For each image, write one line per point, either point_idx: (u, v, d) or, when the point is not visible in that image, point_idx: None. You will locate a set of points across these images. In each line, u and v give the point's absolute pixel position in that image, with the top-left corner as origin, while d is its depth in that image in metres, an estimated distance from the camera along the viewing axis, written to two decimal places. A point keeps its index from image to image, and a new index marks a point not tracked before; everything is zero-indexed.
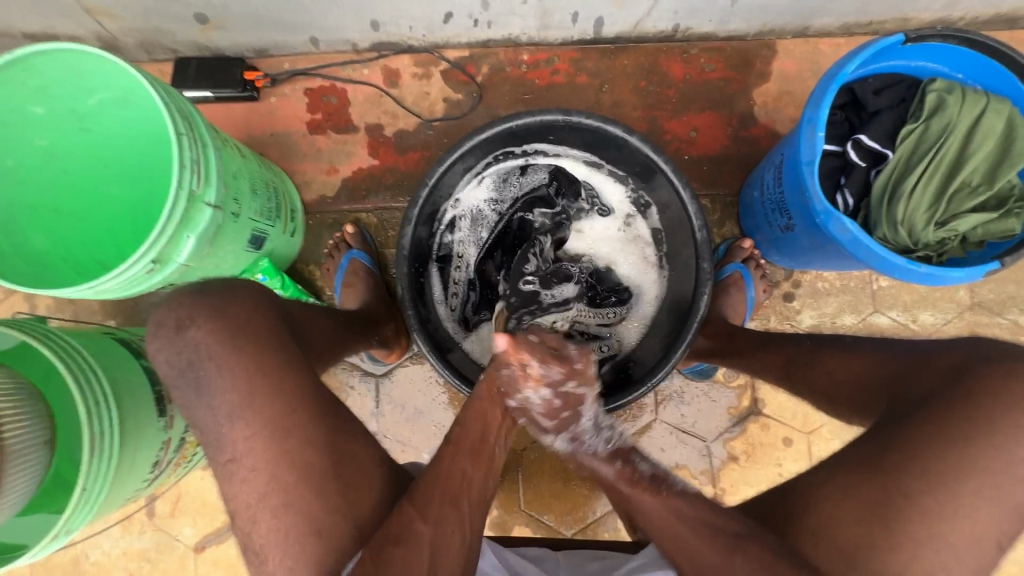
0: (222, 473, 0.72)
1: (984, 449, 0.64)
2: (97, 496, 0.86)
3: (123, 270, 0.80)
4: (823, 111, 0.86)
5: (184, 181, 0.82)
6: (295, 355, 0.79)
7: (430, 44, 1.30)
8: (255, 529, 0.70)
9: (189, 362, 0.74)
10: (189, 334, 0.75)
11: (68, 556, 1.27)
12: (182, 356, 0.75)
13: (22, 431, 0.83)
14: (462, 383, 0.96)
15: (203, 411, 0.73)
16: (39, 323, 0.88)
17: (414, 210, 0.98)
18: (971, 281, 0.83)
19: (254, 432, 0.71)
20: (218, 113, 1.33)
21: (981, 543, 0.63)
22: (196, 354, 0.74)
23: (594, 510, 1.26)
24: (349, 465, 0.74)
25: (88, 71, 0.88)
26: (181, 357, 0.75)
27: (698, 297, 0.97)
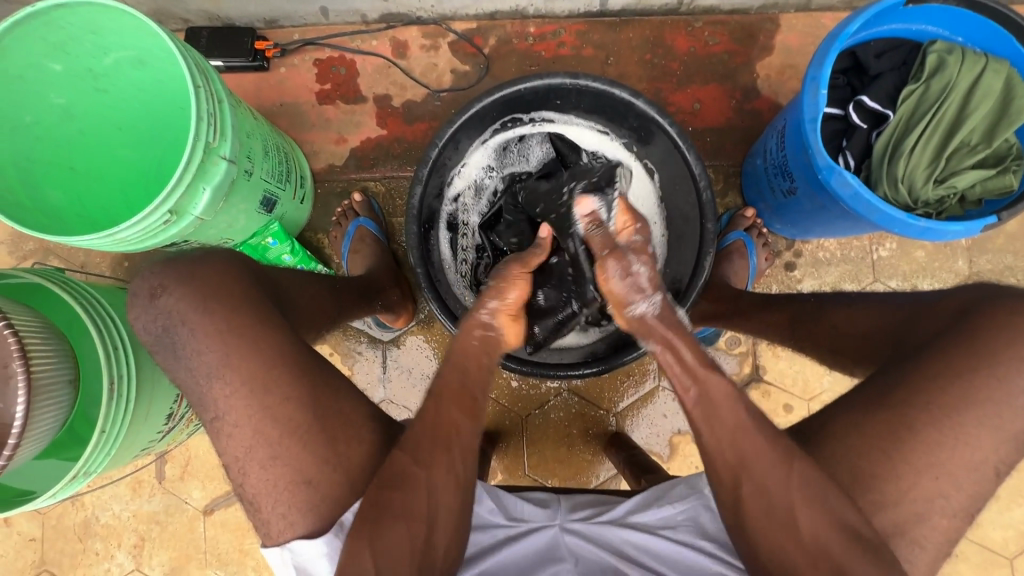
0: (210, 431, 0.74)
1: (983, 381, 0.68)
2: (115, 440, 0.89)
3: (141, 219, 0.81)
4: (826, 70, 0.88)
5: (201, 133, 0.84)
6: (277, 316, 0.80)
7: (437, 15, 1.31)
8: (246, 480, 0.72)
9: (163, 327, 0.76)
10: (161, 301, 0.76)
11: (78, 519, 1.29)
12: (157, 322, 0.76)
13: (51, 368, 0.84)
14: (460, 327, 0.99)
15: (183, 373, 0.75)
16: (60, 274, 0.91)
17: (423, 170, 0.99)
18: (968, 236, 0.85)
19: (273, 374, 0.73)
20: (228, 83, 1.34)
21: (980, 472, 0.68)
22: (170, 320, 0.76)
23: (597, 475, 1.28)
24: (345, 414, 0.76)
25: (106, 27, 0.90)
26: (156, 323, 0.76)
27: (700, 259, 0.99)
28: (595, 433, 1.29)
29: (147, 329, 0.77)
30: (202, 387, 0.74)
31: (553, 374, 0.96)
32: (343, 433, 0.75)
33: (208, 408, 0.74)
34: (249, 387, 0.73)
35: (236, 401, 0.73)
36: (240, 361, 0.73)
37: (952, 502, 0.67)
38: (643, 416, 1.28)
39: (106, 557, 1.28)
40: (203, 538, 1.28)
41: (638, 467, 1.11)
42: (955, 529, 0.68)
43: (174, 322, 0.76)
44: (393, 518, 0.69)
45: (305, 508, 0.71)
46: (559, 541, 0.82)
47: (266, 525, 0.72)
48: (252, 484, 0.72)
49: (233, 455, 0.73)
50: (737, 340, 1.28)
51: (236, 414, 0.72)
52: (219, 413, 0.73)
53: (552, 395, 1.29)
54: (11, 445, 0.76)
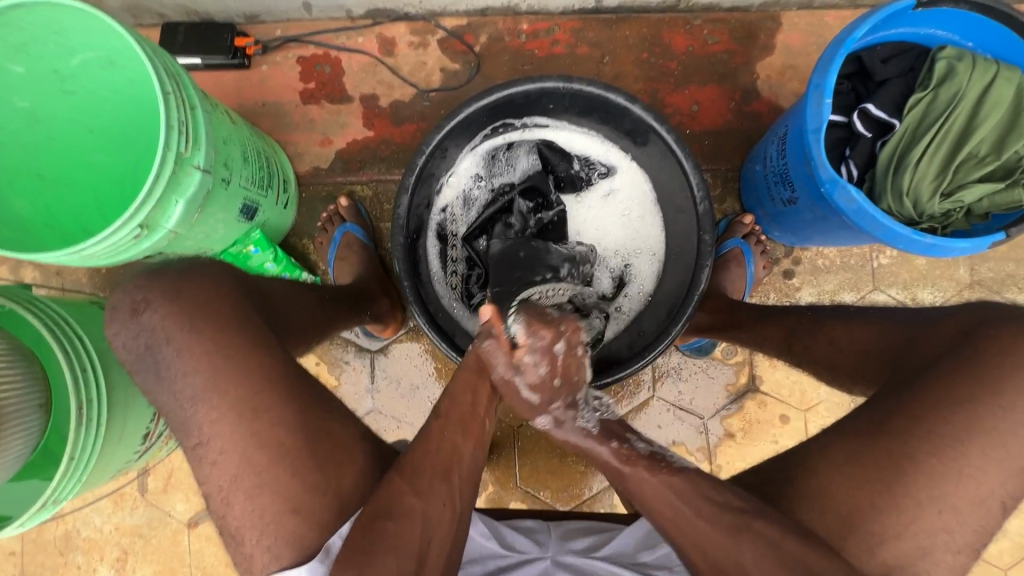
0: (191, 457, 0.70)
1: (988, 410, 0.65)
2: (88, 463, 0.85)
3: (109, 234, 0.77)
4: (831, 77, 0.84)
5: (171, 142, 0.79)
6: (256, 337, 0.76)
7: (426, 11, 1.26)
8: (229, 513, 0.68)
9: (147, 346, 0.72)
10: (145, 317, 0.72)
11: (59, 533, 1.26)
12: (138, 340, 0.72)
13: (19, 391, 0.80)
14: (452, 347, 0.95)
15: (166, 396, 0.71)
16: (25, 292, 0.87)
17: (410, 178, 0.95)
18: (974, 252, 0.82)
19: (252, 400, 0.69)
20: (208, 81, 1.29)
21: (985, 504, 0.65)
22: (154, 338, 0.72)
23: (590, 487, 1.26)
24: (324, 441, 0.72)
25: (70, 28, 0.84)
26: (138, 341, 0.72)
27: (698, 272, 0.94)
28: None
29: (128, 347, 0.73)
30: (184, 411, 0.70)
31: None
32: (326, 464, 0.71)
33: (189, 435, 0.70)
34: (227, 414, 0.69)
35: (222, 427, 0.69)
36: (216, 386, 0.70)
37: (958, 537, 0.65)
38: (637, 427, 1.26)
39: (89, 571, 1.25)
40: (188, 552, 1.25)
41: None
42: (961, 565, 0.65)
43: (158, 340, 0.72)
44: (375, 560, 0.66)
45: (287, 539, 0.67)
46: None
47: (247, 560, 0.68)
48: (235, 516, 0.68)
49: (215, 485, 0.68)
50: (733, 350, 1.25)
51: (213, 443, 0.69)
52: (195, 442, 0.69)
53: None
54: None
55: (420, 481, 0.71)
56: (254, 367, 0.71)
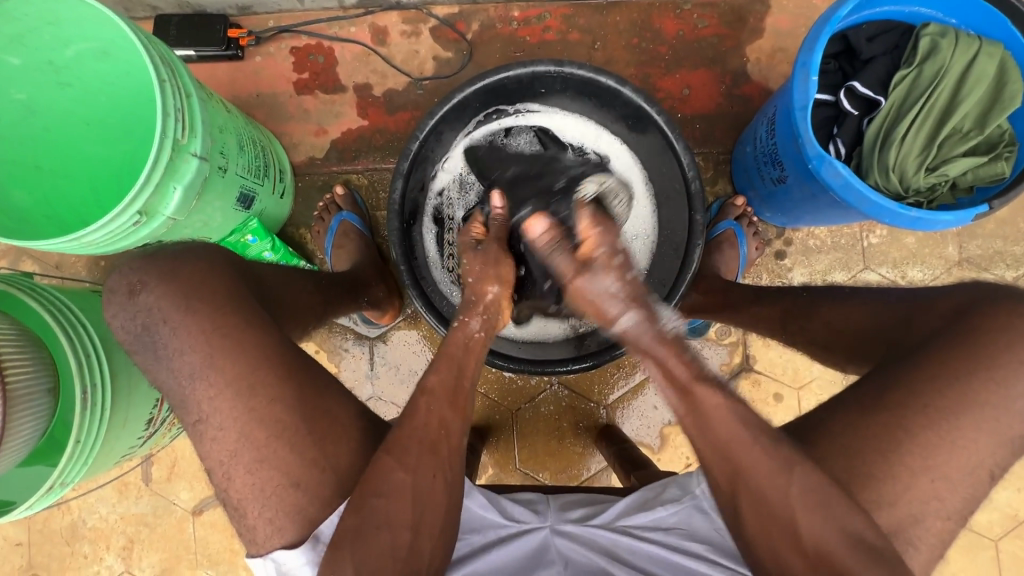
0: (192, 434, 0.71)
1: (974, 379, 0.67)
2: (92, 449, 0.86)
3: (109, 221, 0.78)
4: (817, 55, 0.85)
5: (168, 129, 0.80)
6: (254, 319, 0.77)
7: (418, 0, 1.27)
8: (230, 486, 0.69)
9: (144, 325, 0.73)
10: (141, 298, 0.73)
11: (65, 523, 1.28)
12: (137, 320, 0.73)
13: (30, 378, 0.82)
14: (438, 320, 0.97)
15: (165, 374, 0.72)
16: (28, 280, 0.88)
17: (405, 162, 0.96)
18: (959, 225, 0.84)
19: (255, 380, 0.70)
20: (201, 73, 1.30)
21: (967, 467, 0.67)
22: (151, 318, 0.73)
23: (589, 467, 1.28)
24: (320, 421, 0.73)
25: (65, 19, 0.86)
26: (136, 322, 0.73)
27: (690, 251, 0.97)
28: (585, 425, 1.28)
29: (127, 329, 0.74)
30: (184, 389, 0.71)
31: (543, 369, 0.97)
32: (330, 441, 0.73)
33: (188, 412, 0.71)
34: (232, 390, 0.70)
35: (222, 403, 0.70)
36: (219, 363, 0.70)
37: (948, 503, 0.67)
38: (633, 407, 1.28)
39: (95, 560, 1.27)
40: (193, 539, 1.26)
41: (628, 462, 1.11)
42: (951, 530, 0.68)
43: (156, 320, 0.73)
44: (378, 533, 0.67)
45: (290, 514, 0.69)
46: (549, 544, 0.81)
47: (253, 531, 0.69)
48: (237, 489, 0.69)
49: (217, 459, 0.70)
50: (727, 330, 1.27)
51: (216, 421, 0.70)
52: (202, 416, 0.70)
53: (544, 388, 1.28)
54: None
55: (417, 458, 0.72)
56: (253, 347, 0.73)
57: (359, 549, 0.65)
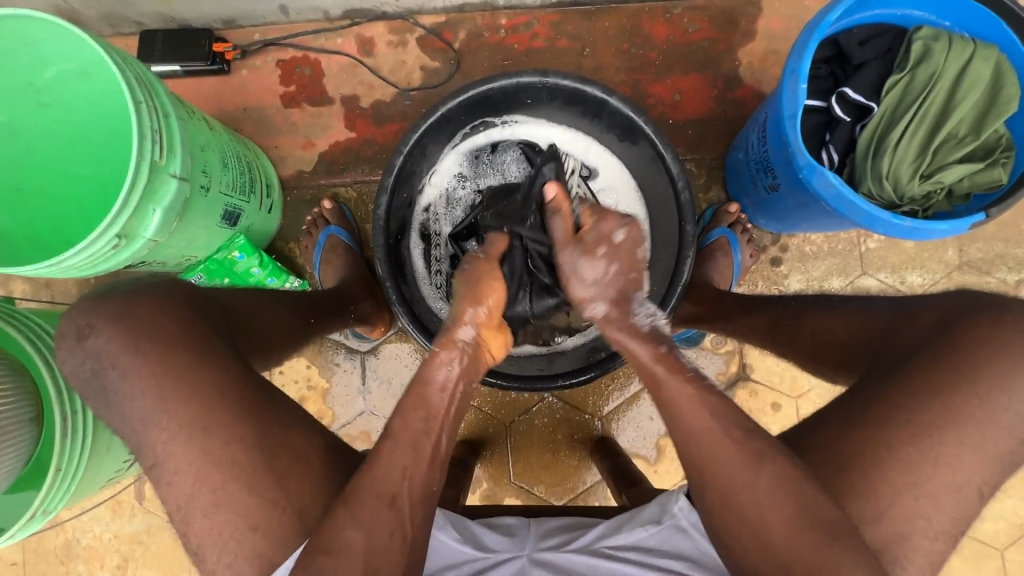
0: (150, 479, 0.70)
1: (966, 396, 0.65)
2: (75, 474, 0.86)
3: (86, 246, 0.77)
4: (806, 62, 0.83)
5: (145, 151, 0.79)
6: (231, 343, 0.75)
7: (404, 10, 1.25)
8: (205, 520, 0.68)
9: (94, 370, 0.70)
10: (90, 342, 0.69)
11: (59, 543, 1.27)
12: (85, 365, 0.71)
13: (9, 408, 0.81)
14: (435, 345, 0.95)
15: (116, 420, 0.70)
16: (7, 305, 0.87)
17: (389, 178, 0.95)
18: (955, 234, 0.82)
19: (229, 410, 0.69)
20: (187, 88, 1.29)
21: (960, 488, 0.65)
22: (99, 363, 0.69)
23: (584, 480, 1.26)
24: (300, 447, 0.72)
25: (42, 41, 0.85)
26: (84, 366, 0.71)
27: (681, 261, 0.94)
28: (580, 438, 1.27)
29: (76, 373, 0.71)
30: (136, 433, 0.69)
31: (532, 386, 0.95)
32: (310, 468, 0.72)
33: (144, 457, 0.69)
34: (206, 419, 0.69)
35: (201, 430, 0.68)
36: (192, 393, 0.69)
37: (935, 523, 0.65)
38: (629, 419, 1.26)
39: None
40: (187, 557, 1.26)
41: (621, 477, 1.09)
42: (940, 550, 0.66)
43: (102, 366, 0.69)
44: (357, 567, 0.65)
45: (265, 545, 0.67)
46: (525, 572, 0.80)
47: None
48: (196, 533, 0.68)
49: (174, 503, 0.68)
50: (723, 340, 1.25)
51: (177, 460, 0.67)
52: (157, 461, 0.68)
53: (537, 400, 1.27)
54: None
55: None
56: (229, 373, 0.71)
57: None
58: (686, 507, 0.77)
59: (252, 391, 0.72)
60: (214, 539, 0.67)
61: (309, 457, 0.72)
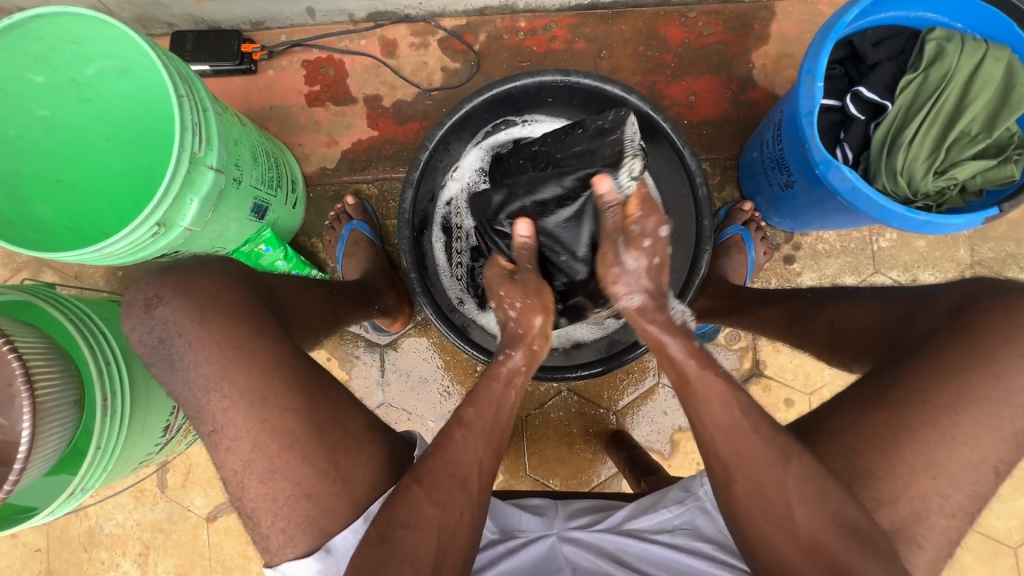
0: (208, 444, 0.73)
1: (984, 381, 0.67)
2: (111, 455, 0.89)
3: (129, 233, 0.80)
4: (822, 61, 0.86)
5: (186, 143, 0.82)
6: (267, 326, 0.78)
7: (426, 13, 1.29)
8: (246, 493, 0.71)
9: (160, 339, 0.74)
10: (158, 312, 0.75)
11: (82, 530, 1.30)
12: (153, 334, 0.75)
13: (54, 390, 0.82)
14: (472, 347, 0.98)
15: (180, 385, 0.74)
16: (49, 291, 0.91)
17: (414, 173, 0.98)
18: (969, 228, 0.84)
19: (283, 382, 0.72)
20: (216, 87, 1.33)
21: (978, 471, 0.67)
22: (167, 331, 0.74)
23: (599, 473, 1.28)
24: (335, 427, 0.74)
25: (87, 38, 0.88)
26: (152, 335, 0.75)
27: (698, 256, 0.98)
28: (595, 431, 1.28)
29: (143, 341, 0.75)
30: (194, 400, 0.73)
31: (555, 376, 0.98)
32: (357, 443, 0.74)
33: (204, 422, 0.73)
34: (247, 399, 0.71)
35: (242, 410, 0.71)
36: (235, 373, 0.72)
37: (951, 501, 0.67)
38: (643, 414, 1.28)
39: (112, 565, 1.29)
40: (208, 545, 1.28)
41: (638, 467, 1.11)
42: (957, 532, 0.67)
43: (172, 333, 0.74)
44: (392, 543, 0.67)
45: (313, 514, 0.70)
46: (557, 551, 0.82)
47: (266, 539, 0.70)
48: (251, 498, 0.71)
49: (230, 468, 0.71)
50: (737, 335, 1.27)
51: (236, 425, 0.71)
52: (217, 427, 0.72)
53: (552, 394, 1.29)
54: (17, 470, 0.75)
55: (428, 466, 0.73)
56: (267, 354, 0.74)
57: (388, 554, 0.67)
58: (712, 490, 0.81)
59: (303, 363, 0.76)
60: (269, 504, 0.70)
61: (354, 432, 0.75)
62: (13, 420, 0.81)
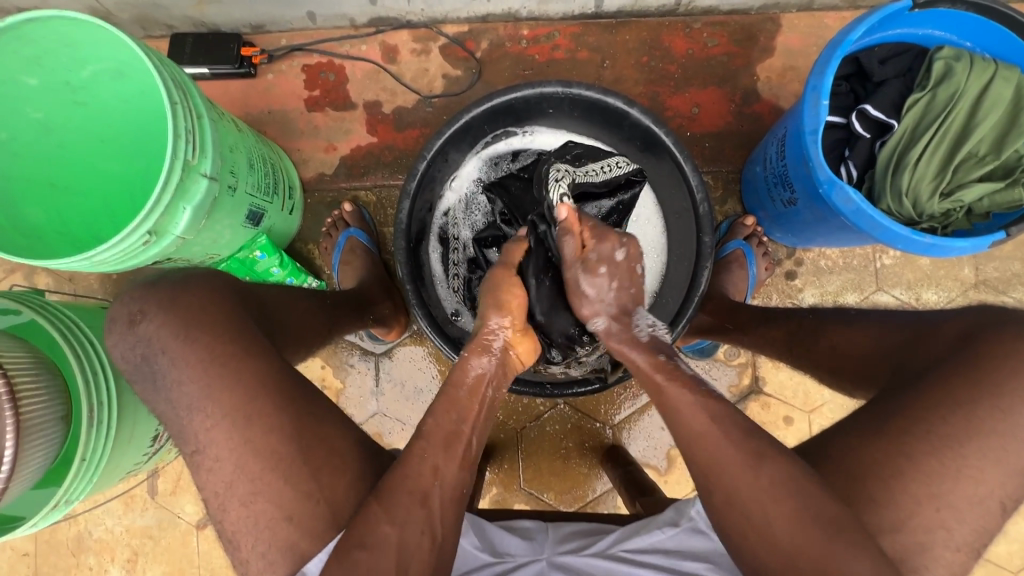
0: (190, 464, 0.72)
1: (988, 411, 0.65)
2: (97, 466, 0.88)
3: (119, 242, 0.79)
4: (828, 79, 0.84)
5: (178, 151, 0.81)
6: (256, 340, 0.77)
7: (428, 19, 1.28)
8: (225, 517, 0.69)
9: (142, 357, 0.73)
10: (140, 328, 0.74)
11: (71, 535, 1.28)
12: (136, 350, 0.74)
13: (39, 405, 0.81)
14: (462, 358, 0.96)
15: (163, 404, 0.73)
16: (38, 298, 0.90)
17: (411, 183, 0.96)
18: (975, 252, 0.82)
19: (267, 400, 0.71)
20: (214, 90, 1.32)
21: (982, 504, 0.65)
22: (149, 349, 0.74)
23: (594, 489, 1.26)
24: (322, 446, 0.72)
25: (82, 41, 0.87)
26: (135, 352, 0.74)
27: (698, 273, 0.95)
28: (591, 446, 1.27)
29: (126, 358, 0.75)
30: (181, 418, 0.72)
31: (550, 393, 0.96)
32: (341, 467, 0.73)
33: (186, 443, 0.72)
34: (231, 418, 0.70)
35: (226, 429, 0.70)
36: (226, 384, 0.71)
37: (957, 533, 0.65)
38: (640, 428, 1.26)
39: (101, 572, 1.28)
40: (197, 554, 1.26)
41: (634, 486, 1.09)
42: (960, 566, 0.65)
43: (155, 350, 0.74)
44: None
45: (296, 539, 0.68)
46: None
47: (246, 564, 0.69)
48: (239, 516, 0.69)
49: (212, 489, 0.70)
50: (736, 352, 1.25)
51: (217, 447, 0.70)
52: (199, 447, 0.71)
53: (550, 408, 1.28)
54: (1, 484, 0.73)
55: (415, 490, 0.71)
56: (254, 370, 0.72)
57: None
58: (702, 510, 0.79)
59: (292, 379, 0.74)
60: (250, 527, 0.68)
61: (342, 451, 0.73)
62: None
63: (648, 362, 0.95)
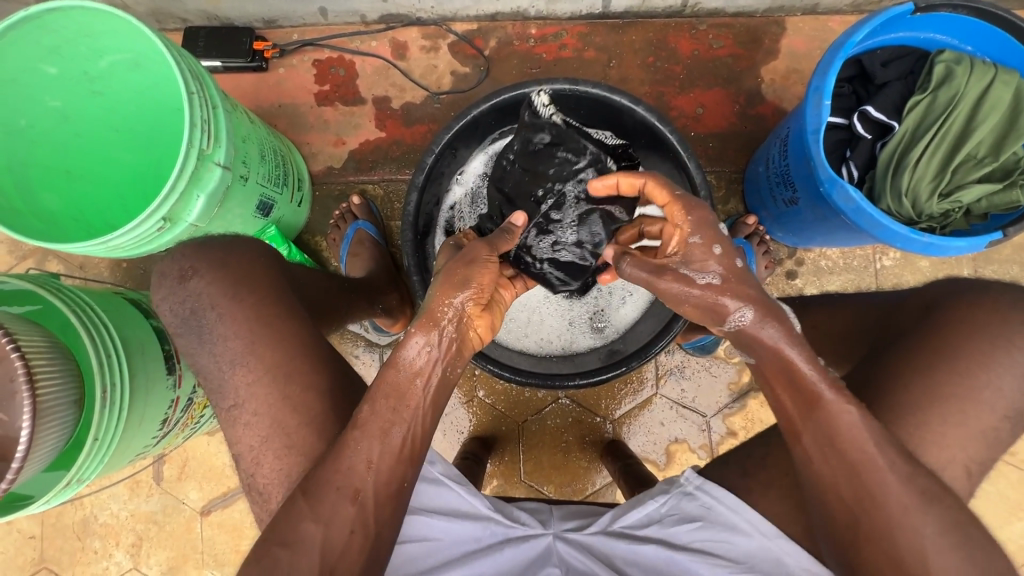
0: (226, 418, 0.77)
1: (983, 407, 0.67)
2: (109, 449, 0.89)
3: (134, 227, 0.81)
4: (830, 80, 0.86)
5: (194, 140, 0.83)
6: (267, 324, 0.79)
7: (438, 16, 1.30)
8: (259, 470, 0.75)
9: (192, 310, 0.80)
10: (193, 283, 0.81)
11: (77, 518, 1.30)
12: (185, 305, 0.81)
13: (54, 385, 0.83)
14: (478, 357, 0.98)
15: (206, 358, 0.79)
16: (54, 281, 0.92)
17: (419, 176, 0.98)
18: (973, 252, 0.83)
19: None
20: (226, 83, 1.34)
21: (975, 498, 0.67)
22: (199, 303, 0.80)
23: (594, 482, 1.27)
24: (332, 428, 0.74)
25: (102, 32, 0.89)
26: (184, 306, 0.81)
27: None
28: (591, 439, 1.28)
29: (174, 310, 0.81)
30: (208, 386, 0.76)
31: (552, 383, 0.98)
32: None
33: (226, 397, 0.77)
34: (258, 386, 0.75)
35: (259, 389, 0.76)
36: (252, 354, 0.77)
37: None
38: (640, 423, 1.28)
39: (105, 556, 1.29)
40: (200, 539, 1.28)
41: (633, 478, 1.11)
42: None
43: (204, 305, 0.80)
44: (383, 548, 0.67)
45: None
46: (552, 550, 0.82)
47: None
48: (266, 474, 0.74)
49: (247, 444, 0.75)
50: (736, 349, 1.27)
51: (258, 400, 0.76)
52: (238, 401, 0.76)
53: (551, 400, 1.29)
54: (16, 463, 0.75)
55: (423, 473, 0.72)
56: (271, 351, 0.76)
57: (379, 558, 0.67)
58: (691, 474, 0.83)
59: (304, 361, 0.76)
60: (282, 479, 0.73)
61: None
62: (13, 414, 0.81)
63: (649, 355, 0.97)
